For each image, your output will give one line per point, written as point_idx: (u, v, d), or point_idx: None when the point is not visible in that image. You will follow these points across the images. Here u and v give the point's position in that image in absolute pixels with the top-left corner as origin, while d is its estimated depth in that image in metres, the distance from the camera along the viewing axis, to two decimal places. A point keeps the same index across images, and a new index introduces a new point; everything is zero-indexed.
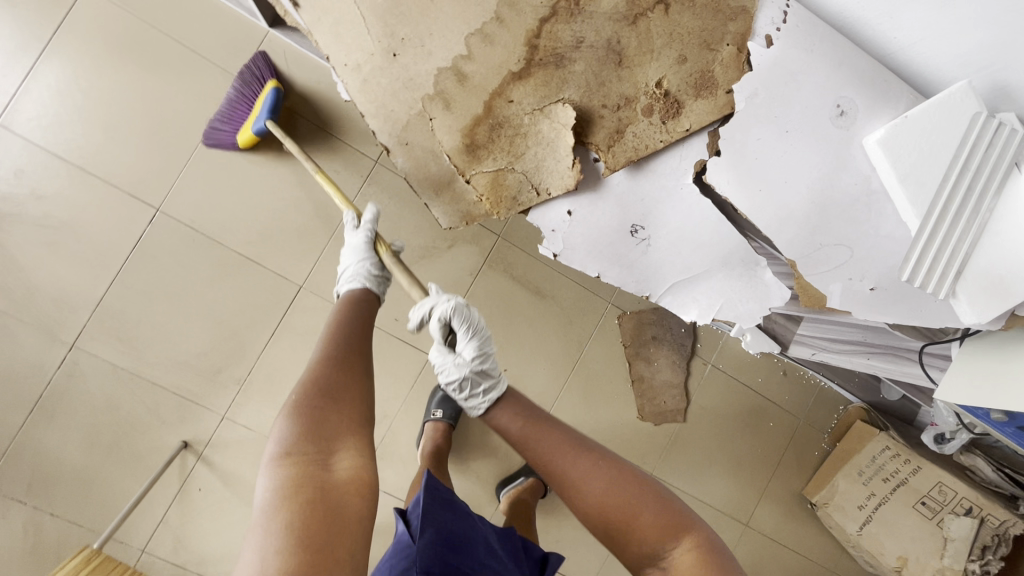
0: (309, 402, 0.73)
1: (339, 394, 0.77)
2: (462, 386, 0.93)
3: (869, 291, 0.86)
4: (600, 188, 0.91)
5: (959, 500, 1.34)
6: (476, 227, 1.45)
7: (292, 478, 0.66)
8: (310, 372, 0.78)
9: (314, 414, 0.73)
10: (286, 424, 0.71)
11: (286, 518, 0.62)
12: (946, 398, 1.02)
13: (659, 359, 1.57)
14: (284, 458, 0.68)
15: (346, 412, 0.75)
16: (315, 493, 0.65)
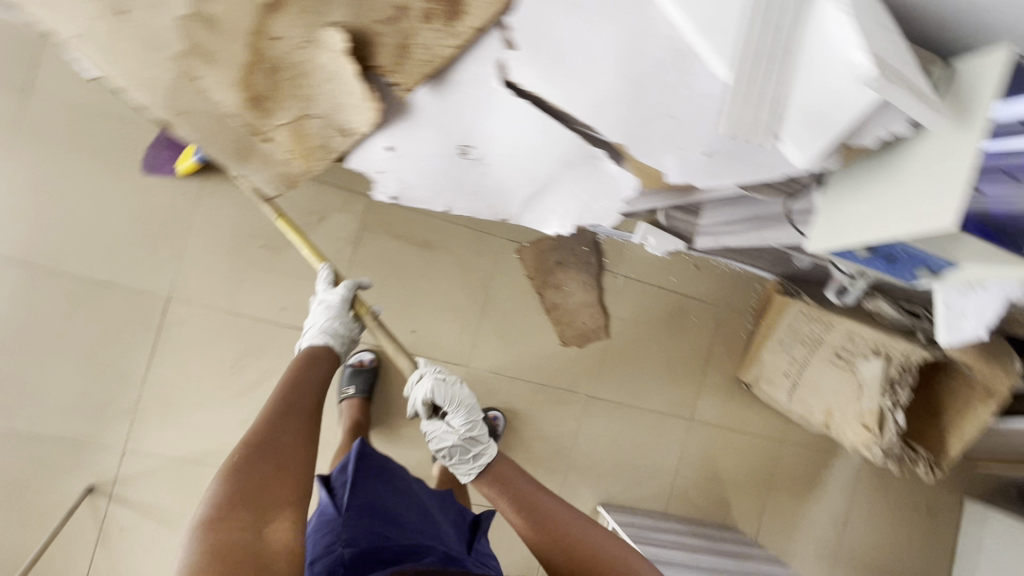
0: (248, 470, 0.76)
1: (281, 457, 0.79)
2: (454, 455, 1.04)
3: (704, 158, 0.83)
4: (408, 115, 0.83)
5: (868, 344, 1.35)
6: (344, 193, 1.37)
7: (221, 541, 0.67)
8: (254, 436, 0.80)
9: (250, 481, 0.75)
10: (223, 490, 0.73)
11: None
12: (816, 248, 1.00)
13: (569, 283, 1.55)
14: (219, 522, 0.69)
15: (286, 480, 0.78)
16: (244, 559, 0.66)
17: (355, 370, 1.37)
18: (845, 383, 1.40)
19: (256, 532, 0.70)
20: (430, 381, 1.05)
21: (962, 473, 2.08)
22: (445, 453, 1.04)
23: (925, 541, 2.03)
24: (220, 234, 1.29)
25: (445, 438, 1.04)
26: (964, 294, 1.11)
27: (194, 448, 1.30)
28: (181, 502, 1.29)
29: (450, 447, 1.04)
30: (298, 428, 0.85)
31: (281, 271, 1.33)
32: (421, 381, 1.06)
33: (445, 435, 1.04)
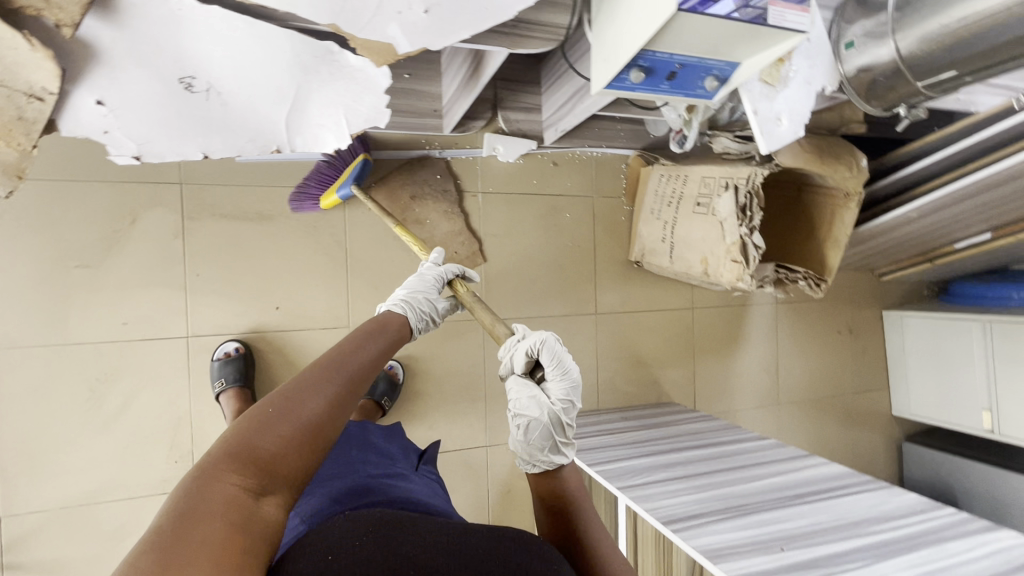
0: (269, 426, 0.67)
1: (306, 427, 0.69)
2: (529, 429, 0.87)
3: (426, 15, 0.78)
4: (99, 59, 0.75)
5: (718, 183, 1.36)
6: (150, 185, 1.27)
7: (211, 491, 0.58)
8: (286, 396, 0.70)
9: (268, 439, 0.66)
10: (238, 438, 0.65)
11: (194, 531, 0.53)
12: (599, 87, 0.99)
13: (430, 215, 1.50)
14: (220, 472, 0.61)
15: (303, 454, 0.67)
16: (230, 523, 0.56)
17: (222, 363, 1.29)
18: (709, 226, 1.39)
19: (253, 500, 0.60)
20: (539, 351, 0.95)
21: (877, 289, 2.15)
22: (524, 421, 0.88)
23: (856, 361, 2.12)
24: (25, 266, 1.19)
25: (533, 408, 0.89)
26: (770, 98, 1.12)
27: (77, 491, 1.23)
28: (82, 549, 1.23)
29: (535, 417, 0.88)
30: (335, 402, 0.74)
31: (109, 287, 1.25)
32: (531, 349, 0.95)
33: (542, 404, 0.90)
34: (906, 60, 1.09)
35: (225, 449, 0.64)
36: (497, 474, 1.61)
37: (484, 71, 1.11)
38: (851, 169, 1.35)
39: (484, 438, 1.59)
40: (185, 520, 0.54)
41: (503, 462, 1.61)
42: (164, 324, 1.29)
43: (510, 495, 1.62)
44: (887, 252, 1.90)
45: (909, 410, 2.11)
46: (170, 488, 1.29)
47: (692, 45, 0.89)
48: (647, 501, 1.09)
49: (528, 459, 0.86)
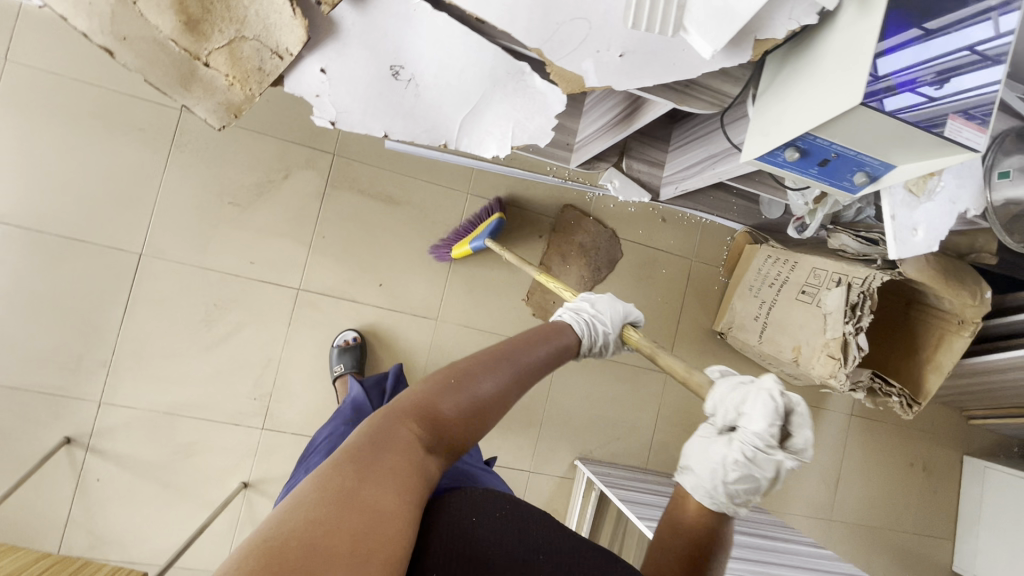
0: (451, 391, 0.61)
1: (476, 406, 0.62)
2: (749, 483, 0.66)
3: (619, 58, 0.86)
4: (336, 35, 0.88)
5: (830, 276, 1.35)
6: (308, 150, 1.41)
7: (393, 435, 0.55)
8: (468, 365, 0.64)
9: (450, 402, 0.60)
10: (421, 394, 0.60)
11: (374, 479, 0.49)
12: (750, 157, 1.04)
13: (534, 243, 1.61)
14: (404, 421, 0.57)
15: (468, 431, 0.61)
16: (407, 475, 0.52)
17: (341, 349, 1.40)
18: (810, 316, 1.38)
19: (424, 461, 0.56)
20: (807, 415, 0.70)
21: (963, 431, 2.01)
22: (757, 475, 0.67)
23: (923, 500, 1.98)
24: (189, 191, 1.35)
25: (762, 462, 0.67)
26: (909, 207, 1.12)
27: (167, 399, 1.34)
28: (155, 454, 1.33)
29: (762, 477, 0.67)
30: (510, 388, 0.66)
31: (249, 226, 1.39)
32: (800, 404, 0.70)
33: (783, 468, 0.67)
34: None
35: (411, 400, 0.60)
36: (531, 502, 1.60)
37: (638, 119, 1.18)
38: (974, 297, 1.28)
39: (529, 463, 1.60)
40: (371, 455, 0.52)
41: (540, 492, 1.61)
42: (281, 271, 1.41)
43: None
44: (985, 394, 1.79)
45: (971, 570, 1.92)
46: (241, 421, 1.38)
47: (856, 138, 0.92)
48: None
49: (711, 497, 0.66)
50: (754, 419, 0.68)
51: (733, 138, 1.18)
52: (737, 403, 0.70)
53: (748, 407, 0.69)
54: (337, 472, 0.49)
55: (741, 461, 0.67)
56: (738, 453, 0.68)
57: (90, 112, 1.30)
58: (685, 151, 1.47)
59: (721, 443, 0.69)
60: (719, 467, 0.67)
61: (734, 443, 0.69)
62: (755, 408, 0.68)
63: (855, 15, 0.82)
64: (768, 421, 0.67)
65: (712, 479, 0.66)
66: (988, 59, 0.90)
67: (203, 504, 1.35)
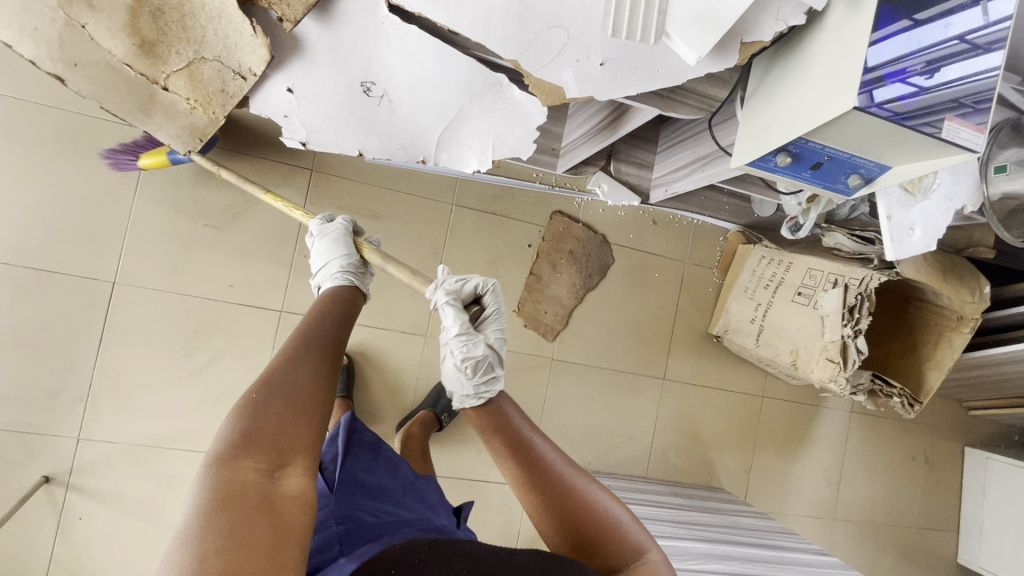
0: (267, 407, 0.59)
1: (297, 396, 0.62)
2: (483, 363, 0.85)
3: (600, 67, 0.82)
4: (302, 52, 0.83)
5: (827, 277, 1.32)
6: (284, 166, 1.36)
7: (229, 484, 0.52)
8: (272, 371, 0.63)
9: (269, 417, 0.59)
10: (240, 427, 0.57)
11: (233, 550, 0.46)
12: (740, 163, 1.01)
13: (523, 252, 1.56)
14: (231, 464, 0.53)
15: (304, 423, 0.61)
16: (263, 510, 0.51)
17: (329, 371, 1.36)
18: (808, 318, 1.35)
19: (277, 481, 0.55)
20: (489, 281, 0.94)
21: (963, 422, 1.99)
22: (482, 354, 0.86)
23: (925, 494, 1.96)
24: (162, 216, 1.30)
25: (477, 343, 0.87)
26: (906, 207, 1.09)
27: (149, 431, 1.29)
28: (138, 489, 1.29)
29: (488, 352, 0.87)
30: (321, 366, 0.67)
31: (226, 249, 1.34)
32: (480, 280, 0.94)
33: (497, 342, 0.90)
34: None
35: (227, 439, 0.56)
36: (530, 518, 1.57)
37: (623, 125, 1.14)
38: (973, 294, 1.26)
39: None
40: (218, 518, 0.48)
41: None
42: (263, 294, 1.36)
43: (538, 543, 1.57)
44: (983, 385, 1.77)
45: (976, 563, 1.90)
46: None
47: (850, 140, 0.88)
48: None
49: (474, 396, 0.83)
50: (449, 323, 0.88)
51: (722, 141, 1.14)
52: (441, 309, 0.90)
53: (443, 315, 0.89)
54: (186, 561, 0.45)
55: (475, 356, 0.85)
56: (458, 352, 0.85)
57: (54, 137, 1.24)
58: (673, 153, 1.43)
59: (446, 355, 0.87)
60: (467, 373, 0.83)
61: (455, 349, 0.86)
62: (445, 314, 0.89)
63: (844, 15, 0.78)
64: (459, 317, 0.88)
65: (471, 388, 0.83)
66: (978, 47, 0.87)
67: None
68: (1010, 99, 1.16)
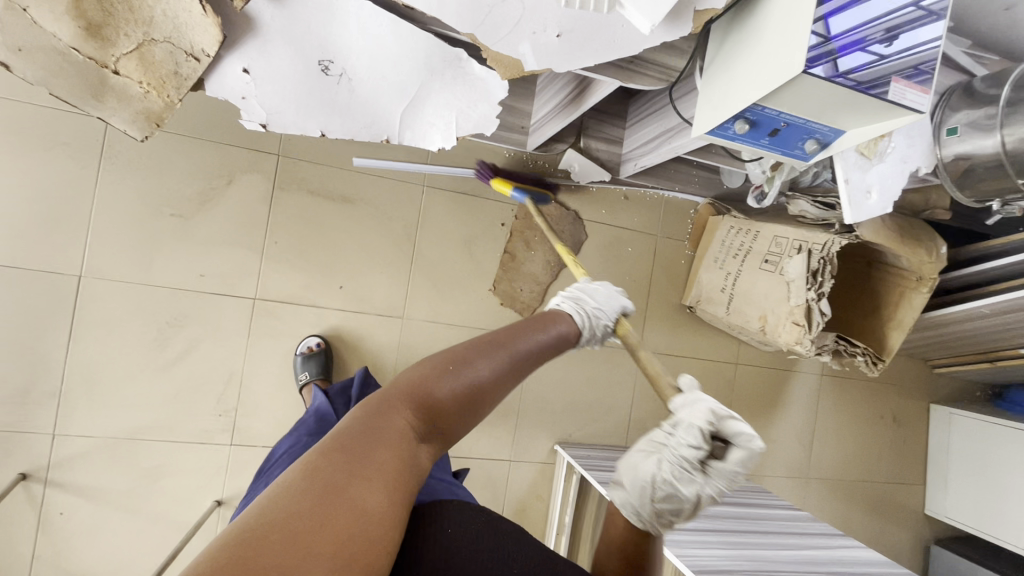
0: (448, 377, 0.62)
1: (468, 388, 0.63)
2: (673, 503, 0.68)
3: (557, 39, 0.83)
4: (255, 31, 0.82)
5: (791, 244, 1.36)
6: (250, 152, 1.34)
7: (387, 426, 0.56)
8: (465, 349, 0.66)
9: (444, 390, 0.62)
10: (420, 383, 0.61)
11: (369, 469, 0.50)
12: (701, 133, 1.02)
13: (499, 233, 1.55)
14: (396, 411, 0.58)
15: (464, 413, 0.63)
16: (399, 471, 0.53)
17: (306, 356, 1.36)
18: (775, 284, 1.39)
19: (418, 452, 0.57)
20: (749, 434, 0.69)
21: (928, 380, 2.07)
22: (682, 493, 0.68)
23: (894, 451, 2.05)
24: (127, 207, 1.28)
25: (690, 483, 0.68)
26: (863, 170, 1.13)
27: (127, 423, 1.29)
28: (119, 481, 1.29)
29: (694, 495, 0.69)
30: (509, 374, 0.68)
31: (195, 238, 1.32)
32: (750, 437, 0.69)
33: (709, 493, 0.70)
34: (1010, 155, 1.08)
35: (404, 391, 0.60)
36: (514, 492, 1.60)
37: (586, 100, 1.15)
38: (931, 255, 1.30)
39: (509, 452, 1.59)
40: (362, 446, 0.53)
41: (522, 480, 1.61)
42: (235, 282, 1.35)
43: (524, 515, 1.61)
44: (945, 344, 1.83)
45: (941, 513, 2.00)
46: (208, 439, 1.34)
47: (804, 106, 0.90)
48: (677, 548, 1.18)
49: (636, 512, 0.70)
50: (682, 437, 0.69)
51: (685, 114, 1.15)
52: (681, 416, 0.71)
53: (678, 427, 0.70)
54: (324, 467, 0.49)
55: (678, 484, 0.68)
56: (666, 470, 0.68)
57: (7, 128, 1.21)
58: (640, 129, 1.44)
59: (649, 454, 0.71)
60: (650, 487, 0.68)
61: (663, 461, 0.69)
62: (685, 428, 0.69)
63: None
64: (702, 447, 0.68)
65: (641, 498, 0.69)
66: (931, 13, 0.89)
67: (177, 526, 1.31)
68: (960, 62, 1.18)
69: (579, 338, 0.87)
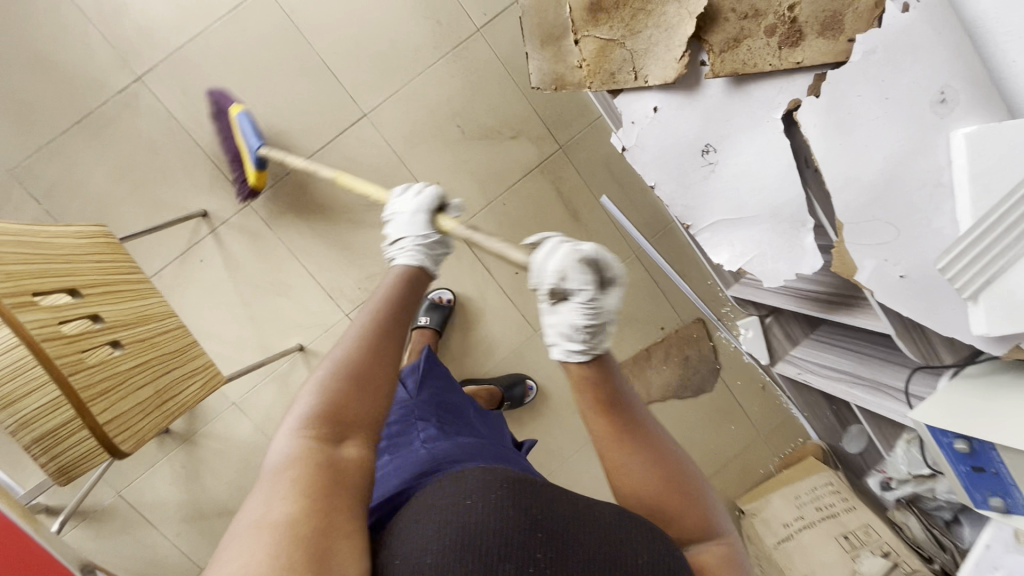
0: (336, 389, 0.62)
1: (360, 375, 0.63)
2: (599, 330, 0.71)
3: (898, 278, 0.90)
4: (693, 92, 0.95)
5: (881, 543, 1.40)
6: (545, 130, 1.47)
7: (289, 455, 0.57)
8: (343, 347, 0.65)
9: (336, 395, 0.62)
10: (307, 399, 0.61)
11: (279, 502, 0.53)
12: (917, 419, 1.06)
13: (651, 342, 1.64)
14: (299, 432, 0.59)
15: (368, 397, 0.63)
16: (313, 481, 0.55)
17: (431, 304, 1.47)
18: (841, 561, 1.42)
19: (333, 452, 0.58)
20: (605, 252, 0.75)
21: None
22: (600, 320, 0.71)
23: None
24: (436, 97, 1.41)
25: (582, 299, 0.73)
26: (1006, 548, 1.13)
27: (297, 239, 1.40)
28: (255, 273, 1.38)
29: (602, 324, 0.71)
30: (394, 338, 0.68)
31: (457, 154, 1.44)
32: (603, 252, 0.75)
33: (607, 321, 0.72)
34: None
35: (302, 411, 0.61)
36: None
37: (834, 312, 1.19)
38: None
39: None
40: (277, 479, 0.55)
41: None
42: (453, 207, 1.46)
43: None
44: None
45: None
46: (335, 298, 1.42)
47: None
48: None
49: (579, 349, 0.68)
50: (576, 278, 0.72)
51: (907, 390, 1.17)
52: (555, 265, 0.73)
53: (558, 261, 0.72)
54: (244, 516, 0.53)
55: (579, 318, 0.70)
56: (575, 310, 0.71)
57: None
58: (824, 353, 1.42)
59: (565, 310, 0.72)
60: (569, 329, 0.70)
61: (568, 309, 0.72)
62: (575, 272, 0.73)
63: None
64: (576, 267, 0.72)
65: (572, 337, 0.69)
66: None
67: (260, 338, 1.40)
68: None
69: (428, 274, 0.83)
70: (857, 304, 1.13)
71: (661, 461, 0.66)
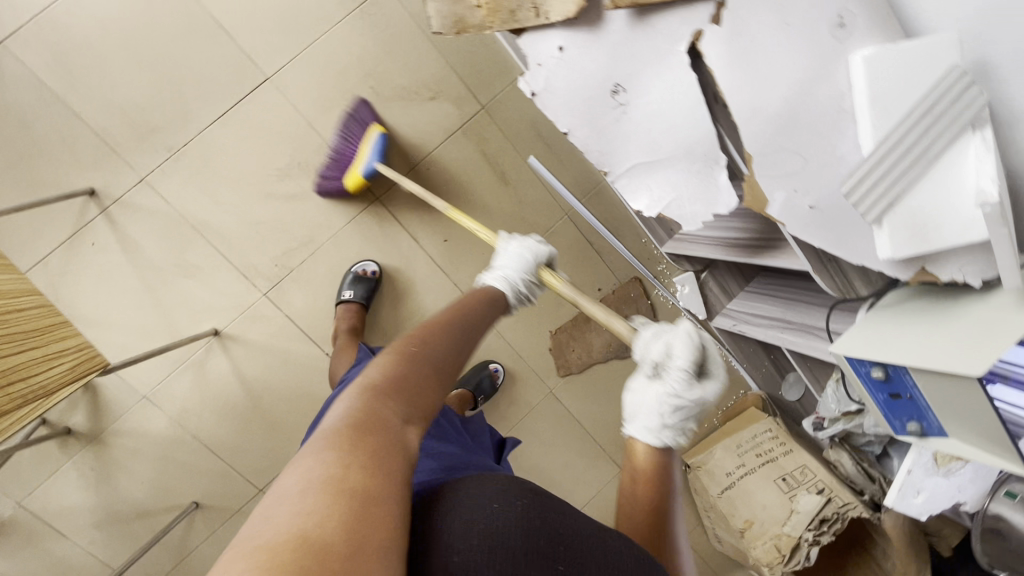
0: (410, 370, 0.63)
1: (430, 367, 0.65)
2: (687, 413, 0.82)
3: (808, 209, 0.89)
4: (597, 28, 0.90)
5: (815, 481, 1.42)
6: (466, 90, 1.41)
7: (368, 413, 0.55)
8: (417, 343, 0.68)
9: (408, 375, 0.63)
10: (386, 370, 0.62)
11: (356, 459, 0.48)
12: (838, 351, 1.06)
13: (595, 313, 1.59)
14: (376, 398, 0.58)
15: (433, 392, 0.64)
16: (390, 449, 0.52)
17: (356, 276, 1.35)
18: (778, 501, 1.45)
19: (402, 428, 0.57)
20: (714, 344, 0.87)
21: None
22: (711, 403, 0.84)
23: None
24: (346, 57, 1.32)
25: (693, 388, 0.83)
26: (926, 471, 1.17)
27: (200, 214, 1.29)
28: (157, 255, 1.28)
29: (692, 412, 0.83)
30: (447, 347, 0.71)
31: (373, 118, 1.36)
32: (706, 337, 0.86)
33: (710, 399, 0.85)
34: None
35: (377, 378, 0.60)
36: None
37: (760, 257, 1.17)
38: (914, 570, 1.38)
39: None
40: (352, 432, 0.52)
41: None
42: (373, 173, 1.38)
43: None
44: None
45: None
46: (250, 276, 1.33)
47: (942, 395, 0.93)
48: None
49: (654, 434, 0.81)
50: (681, 361, 0.83)
51: (831, 325, 1.17)
52: (655, 343, 0.84)
53: (676, 346, 0.83)
54: (316, 462, 0.48)
55: (671, 402, 0.82)
56: (670, 396, 0.83)
57: None
58: (756, 302, 1.44)
59: (653, 385, 0.84)
60: (658, 414, 0.81)
61: (663, 392, 0.83)
62: (684, 349, 0.83)
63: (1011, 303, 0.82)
64: (688, 353, 0.83)
65: (652, 420, 0.81)
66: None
67: (169, 324, 1.30)
68: None
69: (506, 307, 0.94)
70: (780, 246, 1.12)
71: (663, 519, 0.72)
